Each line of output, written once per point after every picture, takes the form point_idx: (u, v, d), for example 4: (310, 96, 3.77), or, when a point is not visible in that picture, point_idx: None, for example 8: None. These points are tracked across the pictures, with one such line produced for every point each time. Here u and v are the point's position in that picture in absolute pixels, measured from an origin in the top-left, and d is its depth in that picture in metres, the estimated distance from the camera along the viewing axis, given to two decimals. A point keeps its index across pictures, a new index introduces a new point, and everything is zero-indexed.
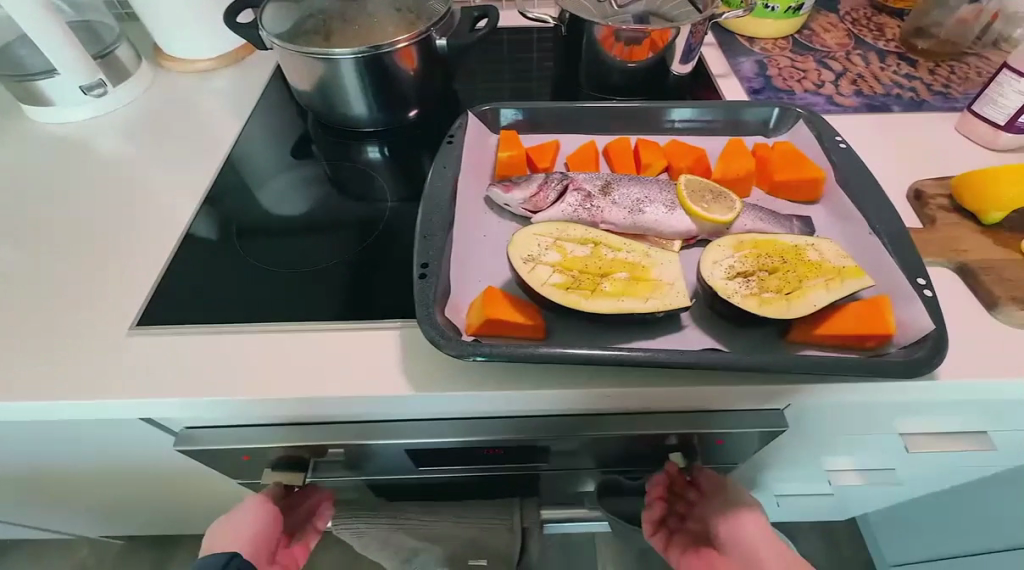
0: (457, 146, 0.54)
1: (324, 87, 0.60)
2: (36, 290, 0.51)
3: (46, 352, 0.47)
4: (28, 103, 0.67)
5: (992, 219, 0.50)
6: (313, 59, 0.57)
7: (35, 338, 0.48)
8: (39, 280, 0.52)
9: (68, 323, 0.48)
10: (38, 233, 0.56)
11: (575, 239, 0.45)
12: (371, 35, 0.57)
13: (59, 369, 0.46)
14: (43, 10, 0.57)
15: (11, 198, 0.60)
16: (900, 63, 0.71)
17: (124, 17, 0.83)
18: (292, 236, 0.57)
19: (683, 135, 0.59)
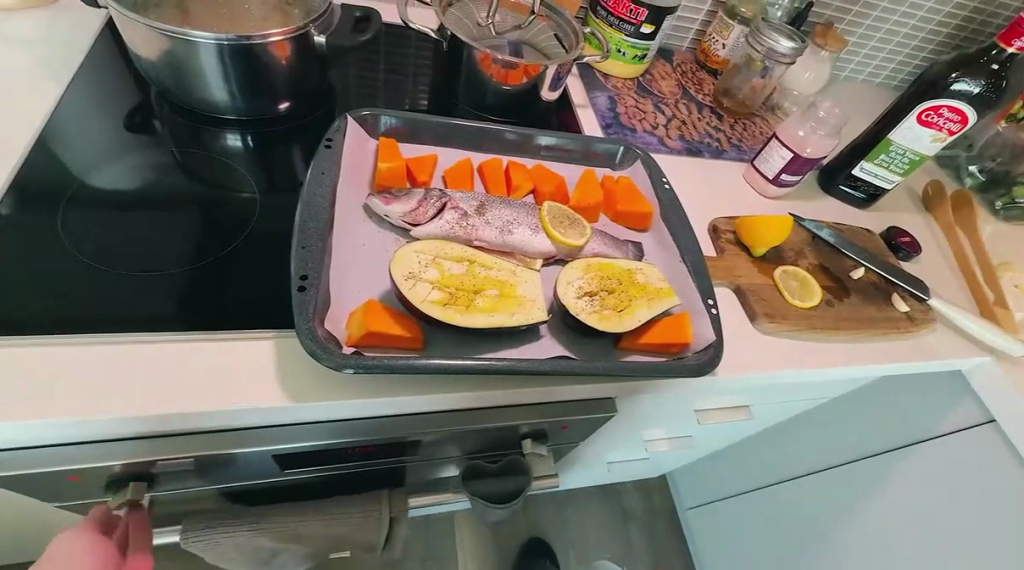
0: (336, 151, 0.54)
1: (178, 66, 0.54)
2: None
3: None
4: None
5: (760, 253, 0.67)
6: (164, 37, 0.51)
7: None
8: None
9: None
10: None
11: (453, 257, 0.49)
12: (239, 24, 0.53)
13: None
14: None
15: None
16: (712, 116, 0.89)
17: None
18: (137, 230, 0.51)
19: (548, 160, 0.67)
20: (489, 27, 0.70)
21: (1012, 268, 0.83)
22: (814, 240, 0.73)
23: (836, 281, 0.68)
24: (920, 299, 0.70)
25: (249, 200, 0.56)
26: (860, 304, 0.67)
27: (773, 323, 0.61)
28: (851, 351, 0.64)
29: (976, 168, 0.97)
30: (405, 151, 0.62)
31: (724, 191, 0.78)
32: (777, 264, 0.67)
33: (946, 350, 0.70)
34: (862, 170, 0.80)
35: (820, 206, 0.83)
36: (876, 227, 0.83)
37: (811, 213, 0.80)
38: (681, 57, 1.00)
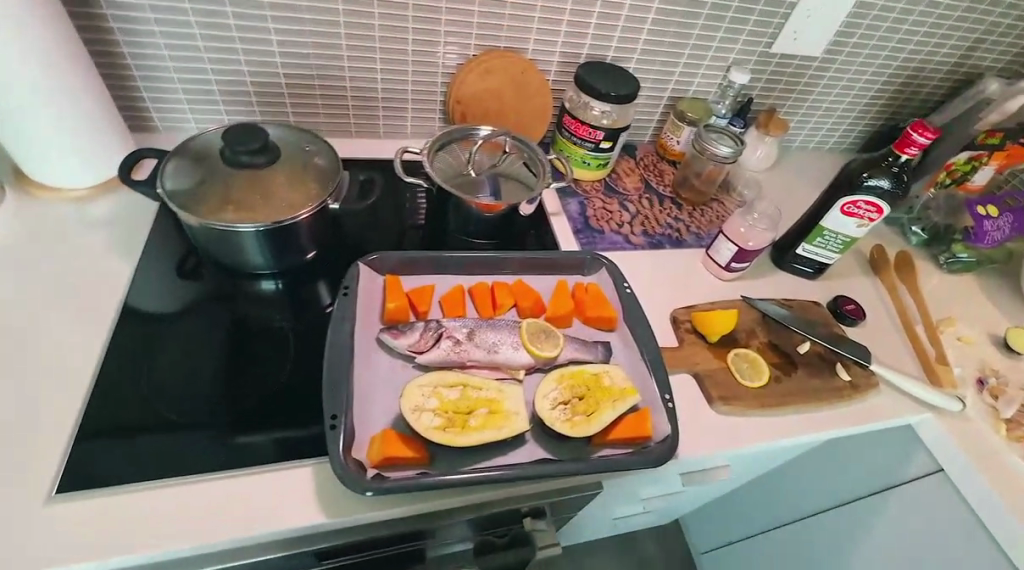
0: (352, 297, 0.68)
1: (227, 243, 0.70)
2: None
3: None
4: None
5: (714, 339, 0.78)
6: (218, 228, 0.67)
7: None
8: None
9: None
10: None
11: (450, 383, 0.61)
12: (272, 207, 0.68)
13: None
14: None
15: None
16: (672, 207, 1.02)
17: None
18: (197, 380, 0.64)
19: (527, 274, 0.80)
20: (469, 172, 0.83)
21: (952, 324, 0.93)
22: (764, 319, 0.84)
23: (784, 357, 0.79)
24: (862, 365, 0.81)
25: (283, 339, 0.70)
26: (806, 378, 0.77)
27: (725, 405, 0.72)
28: (799, 422, 0.74)
29: (917, 230, 1.07)
30: (407, 283, 0.75)
31: (683, 280, 0.90)
32: (731, 347, 0.78)
33: (889, 411, 0.79)
34: (804, 250, 0.91)
35: (772, 281, 0.94)
36: (825, 296, 0.93)
37: (764, 290, 0.92)
38: (644, 150, 1.14)
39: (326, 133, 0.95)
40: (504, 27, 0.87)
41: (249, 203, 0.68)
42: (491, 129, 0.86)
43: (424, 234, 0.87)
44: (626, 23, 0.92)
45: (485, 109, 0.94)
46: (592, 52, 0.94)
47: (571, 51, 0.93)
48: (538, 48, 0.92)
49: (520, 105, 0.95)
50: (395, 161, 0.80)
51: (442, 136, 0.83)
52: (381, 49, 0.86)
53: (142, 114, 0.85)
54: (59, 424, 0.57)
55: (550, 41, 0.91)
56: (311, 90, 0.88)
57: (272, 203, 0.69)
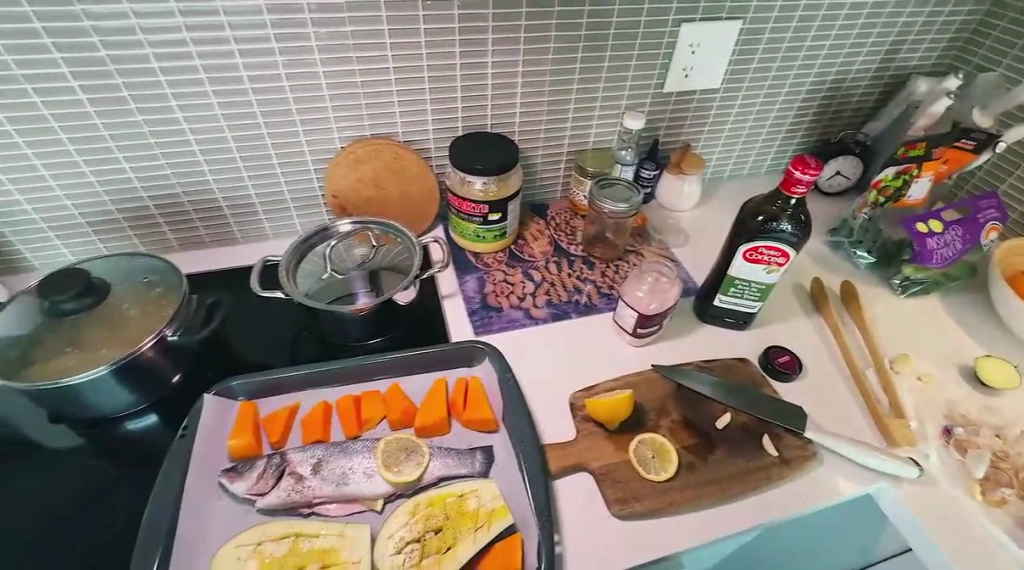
0: (189, 438, 0.62)
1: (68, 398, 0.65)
2: None
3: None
4: None
5: (616, 426, 0.69)
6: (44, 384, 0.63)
7: None
8: None
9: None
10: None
11: (275, 537, 0.54)
12: (113, 346, 0.66)
13: None
14: None
15: None
16: (583, 267, 0.95)
17: None
18: (24, 559, 0.59)
19: (404, 375, 0.73)
20: (335, 275, 0.79)
21: (908, 362, 0.81)
22: (678, 390, 0.74)
23: (700, 436, 0.69)
24: (796, 432, 0.70)
25: (116, 504, 0.64)
26: (727, 459, 0.67)
27: (626, 508, 0.62)
28: (723, 516, 0.63)
29: (862, 253, 0.97)
30: (267, 406, 0.69)
31: (593, 351, 0.81)
32: (636, 433, 0.69)
33: (837, 485, 0.68)
34: (722, 301, 0.82)
35: (695, 339, 0.84)
36: (757, 348, 0.83)
37: (686, 351, 0.82)
38: (556, 207, 1.08)
39: (210, 244, 0.93)
40: (364, 115, 0.85)
41: (87, 347, 0.65)
42: (350, 221, 0.82)
43: (303, 337, 0.81)
44: (494, 90, 0.88)
45: (365, 197, 0.90)
46: (468, 122, 0.91)
47: (445, 126, 0.90)
48: (408, 129, 0.88)
49: (403, 188, 0.91)
50: (255, 270, 0.76)
51: (297, 244, 0.78)
52: (242, 157, 0.84)
53: (14, 258, 0.84)
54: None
55: (419, 121, 0.88)
56: (181, 207, 0.86)
57: (88, 347, 0.65)
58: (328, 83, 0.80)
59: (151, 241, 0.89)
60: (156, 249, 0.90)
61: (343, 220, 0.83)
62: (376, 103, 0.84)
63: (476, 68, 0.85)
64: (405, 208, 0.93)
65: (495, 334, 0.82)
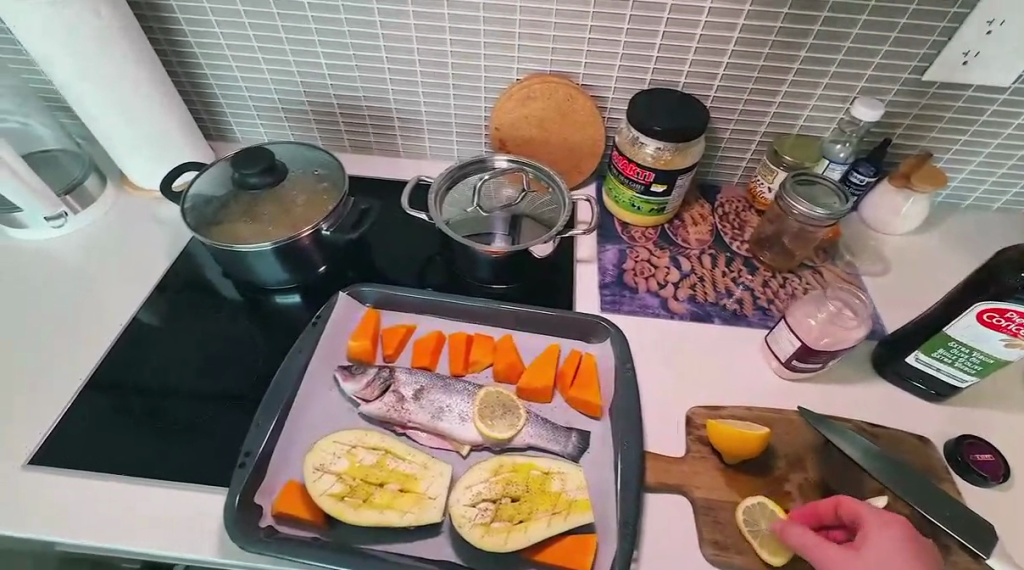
0: (319, 327, 0.66)
1: (237, 261, 0.73)
2: None
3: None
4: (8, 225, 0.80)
5: (732, 461, 0.59)
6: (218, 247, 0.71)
7: None
8: None
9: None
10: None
11: (368, 446, 0.55)
12: (274, 230, 0.72)
13: None
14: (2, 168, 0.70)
15: None
16: (742, 269, 0.82)
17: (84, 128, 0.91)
18: (174, 385, 0.68)
19: (518, 329, 0.71)
20: (479, 209, 0.77)
21: None
22: (824, 446, 0.62)
23: None
24: (972, 553, 0.55)
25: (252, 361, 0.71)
26: None
27: (721, 555, 0.54)
28: None
29: None
30: (389, 319, 0.72)
31: (728, 368, 0.70)
32: (755, 476, 0.59)
33: None
34: (917, 361, 0.65)
35: (863, 393, 0.69)
36: (946, 430, 0.66)
37: (846, 403, 0.68)
38: (728, 193, 0.93)
39: (375, 151, 0.96)
40: (550, 48, 0.78)
41: (258, 224, 0.72)
42: (507, 157, 0.77)
43: (433, 261, 0.82)
44: (703, 43, 0.75)
45: (525, 135, 0.85)
46: (658, 76, 0.80)
47: (632, 75, 0.80)
48: (591, 72, 0.80)
49: (565, 133, 0.84)
50: (408, 186, 0.77)
51: (451, 170, 0.77)
52: (422, 71, 0.83)
53: (222, 128, 0.95)
54: (53, 403, 0.66)
55: (605, 65, 0.79)
56: (359, 110, 0.90)
57: (260, 223, 0.72)
58: (524, 7, 0.74)
59: (328, 137, 0.95)
60: (331, 146, 0.96)
61: (501, 154, 0.78)
62: (567, 37, 0.76)
63: (690, 14, 0.72)
64: (564, 157, 0.87)
65: (623, 315, 0.75)
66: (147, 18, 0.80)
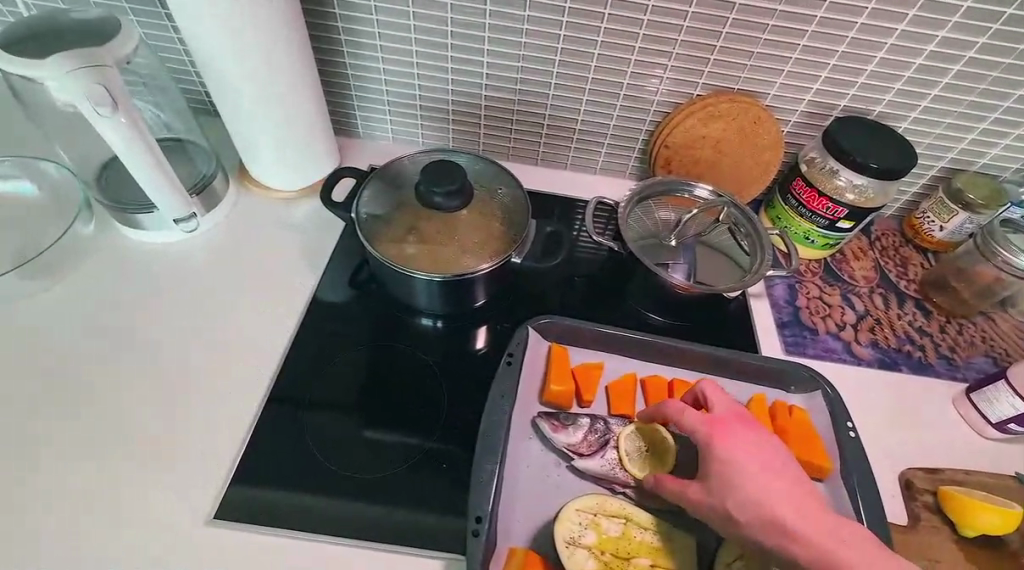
0: (515, 367, 0.60)
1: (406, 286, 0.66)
2: (135, 460, 0.58)
3: (109, 547, 0.53)
4: (131, 226, 0.72)
5: (967, 533, 0.56)
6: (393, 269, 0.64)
7: (135, 516, 0.55)
8: (137, 443, 0.59)
9: (128, 506, 0.55)
10: (86, 399, 0.61)
11: (610, 513, 0.50)
12: (453, 258, 0.65)
13: (150, 551, 0.53)
14: (153, 167, 0.61)
15: (119, 332, 0.66)
16: (916, 312, 0.79)
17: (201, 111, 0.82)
18: (347, 423, 0.62)
19: (713, 373, 0.66)
20: (666, 236, 0.71)
21: None
22: None
23: None
24: None
25: (427, 398, 0.65)
26: None
27: None
28: None
29: None
30: (573, 356, 0.66)
31: (927, 423, 0.67)
32: (991, 550, 0.56)
33: None
34: None
35: None
36: None
37: None
38: (882, 225, 0.89)
39: (512, 156, 0.89)
40: (747, 65, 0.72)
41: (435, 249, 0.65)
42: (710, 188, 0.73)
43: (597, 287, 0.76)
44: (916, 73, 0.70)
45: (697, 157, 0.79)
46: (853, 104, 0.75)
47: (826, 100, 0.75)
48: (783, 93, 0.74)
49: (742, 159, 0.79)
50: (589, 207, 0.70)
51: (651, 183, 0.73)
52: (595, 78, 0.76)
53: (348, 120, 0.86)
54: (222, 444, 0.60)
55: (801, 87, 0.73)
56: (509, 114, 0.82)
57: (438, 247, 0.65)
58: (735, 19, 0.67)
59: (463, 139, 0.87)
60: (465, 148, 0.88)
61: (704, 185, 0.74)
62: (771, 55, 0.70)
63: (916, 42, 0.67)
64: (730, 180, 0.81)
65: (809, 359, 0.71)
66: None
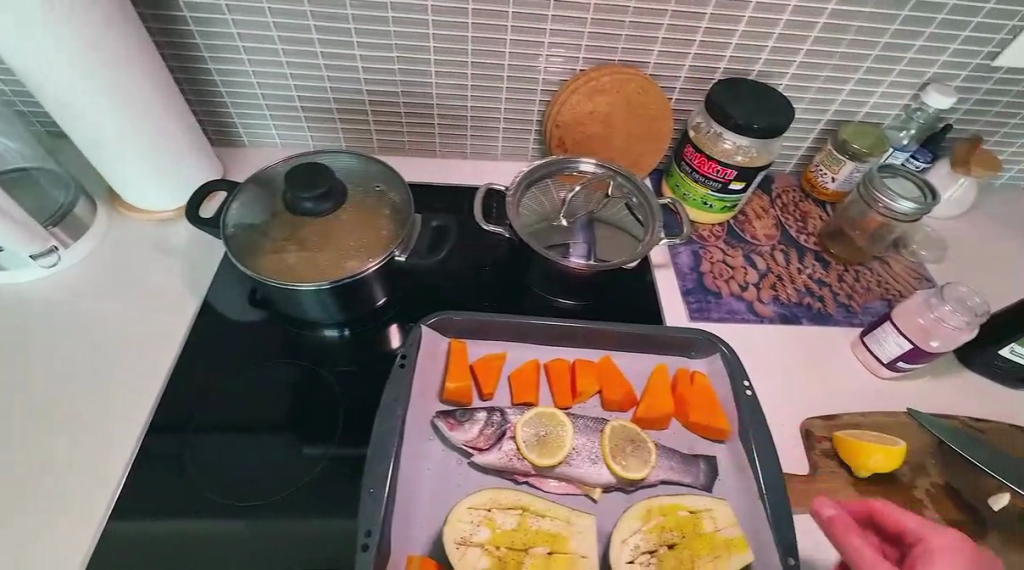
0: (409, 369, 0.58)
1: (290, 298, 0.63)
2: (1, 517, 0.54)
3: None
4: None
5: (861, 474, 0.58)
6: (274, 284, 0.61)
7: None
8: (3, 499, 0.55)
9: None
10: (29, 413, 0.59)
11: (506, 506, 0.49)
12: (337, 262, 0.62)
13: None
14: None
15: None
16: (815, 264, 0.80)
17: (53, 137, 0.77)
18: (235, 449, 0.59)
19: (619, 349, 0.65)
20: (558, 218, 0.71)
21: None
22: (940, 447, 0.62)
23: (967, 512, 0.58)
24: None
25: (329, 409, 0.62)
26: (1001, 549, 0.56)
27: None
28: None
29: None
30: (474, 349, 0.64)
31: (827, 371, 0.69)
32: (885, 487, 0.58)
33: None
34: (1011, 353, 0.66)
35: (957, 387, 0.69)
36: None
37: (943, 400, 0.68)
38: (783, 182, 0.91)
39: (409, 151, 0.86)
40: (622, 36, 0.71)
41: (317, 255, 0.62)
42: (594, 161, 0.72)
43: (502, 276, 0.75)
44: (784, 29, 0.71)
45: (589, 134, 0.79)
46: (732, 66, 0.75)
47: (706, 64, 0.74)
48: (662, 61, 0.74)
49: (632, 130, 0.78)
50: (478, 194, 0.68)
51: (534, 169, 0.71)
52: (474, 63, 0.74)
53: (229, 130, 0.81)
54: (99, 486, 0.56)
55: (679, 54, 0.73)
56: (395, 107, 0.79)
57: (320, 253, 0.62)
58: None
59: (355, 138, 0.83)
60: (359, 148, 0.85)
61: (587, 159, 0.73)
62: (642, 23, 0.69)
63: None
64: (623, 154, 0.81)
65: (713, 322, 0.72)
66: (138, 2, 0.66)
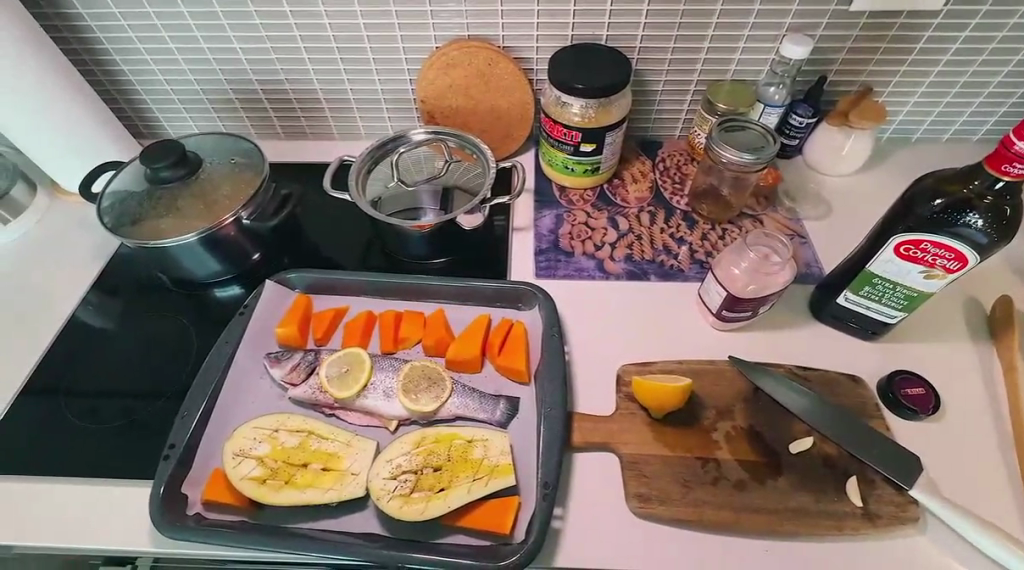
0: (246, 316, 0.66)
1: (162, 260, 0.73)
2: None
3: None
4: None
5: (656, 415, 0.59)
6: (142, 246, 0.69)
7: None
8: None
9: None
10: None
11: (291, 429, 0.58)
12: (194, 222, 0.69)
13: None
14: None
15: None
16: (682, 224, 0.80)
17: None
18: (106, 385, 0.69)
19: (451, 302, 0.70)
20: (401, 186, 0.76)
21: None
22: (754, 394, 0.62)
23: (763, 453, 0.58)
24: (897, 486, 0.55)
25: (191, 354, 0.72)
26: (791, 489, 0.55)
27: (645, 507, 0.55)
28: (763, 551, 0.54)
29: None
30: (318, 303, 0.71)
31: (663, 324, 0.70)
32: (681, 429, 0.59)
33: (927, 558, 0.53)
34: (846, 301, 0.65)
35: (800, 338, 0.68)
36: (879, 368, 0.65)
37: (781, 351, 0.67)
38: (671, 147, 0.91)
39: (310, 136, 0.94)
40: (465, 12, 0.76)
41: (178, 218, 0.70)
42: (425, 129, 0.77)
43: (370, 242, 0.81)
44: None
45: (454, 108, 0.83)
46: (580, 32, 0.77)
47: (554, 33, 0.78)
48: (510, 33, 0.78)
49: (493, 100, 0.82)
50: (331, 167, 0.75)
51: (371, 149, 0.76)
52: (341, 49, 0.81)
53: (154, 124, 0.93)
54: None
55: (523, 25, 0.77)
56: (285, 95, 0.88)
57: (181, 216, 0.70)
58: None
59: (259, 125, 0.93)
60: (265, 135, 0.94)
61: (419, 127, 0.78)
62: None
63: None
64: (492, 126, 0.85)
65: (558, 280, 0.75)
66: (50, 16, 0.78)
